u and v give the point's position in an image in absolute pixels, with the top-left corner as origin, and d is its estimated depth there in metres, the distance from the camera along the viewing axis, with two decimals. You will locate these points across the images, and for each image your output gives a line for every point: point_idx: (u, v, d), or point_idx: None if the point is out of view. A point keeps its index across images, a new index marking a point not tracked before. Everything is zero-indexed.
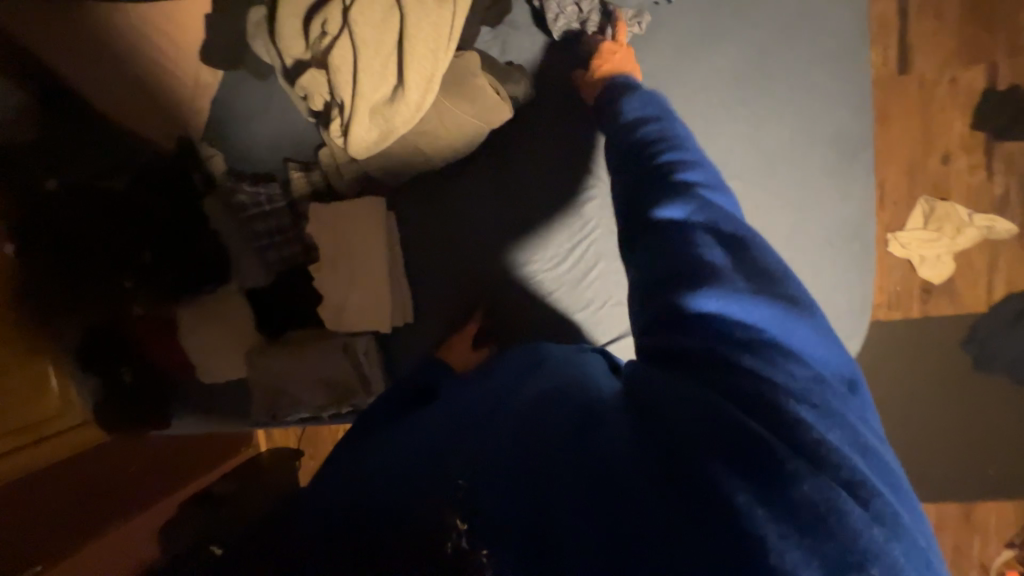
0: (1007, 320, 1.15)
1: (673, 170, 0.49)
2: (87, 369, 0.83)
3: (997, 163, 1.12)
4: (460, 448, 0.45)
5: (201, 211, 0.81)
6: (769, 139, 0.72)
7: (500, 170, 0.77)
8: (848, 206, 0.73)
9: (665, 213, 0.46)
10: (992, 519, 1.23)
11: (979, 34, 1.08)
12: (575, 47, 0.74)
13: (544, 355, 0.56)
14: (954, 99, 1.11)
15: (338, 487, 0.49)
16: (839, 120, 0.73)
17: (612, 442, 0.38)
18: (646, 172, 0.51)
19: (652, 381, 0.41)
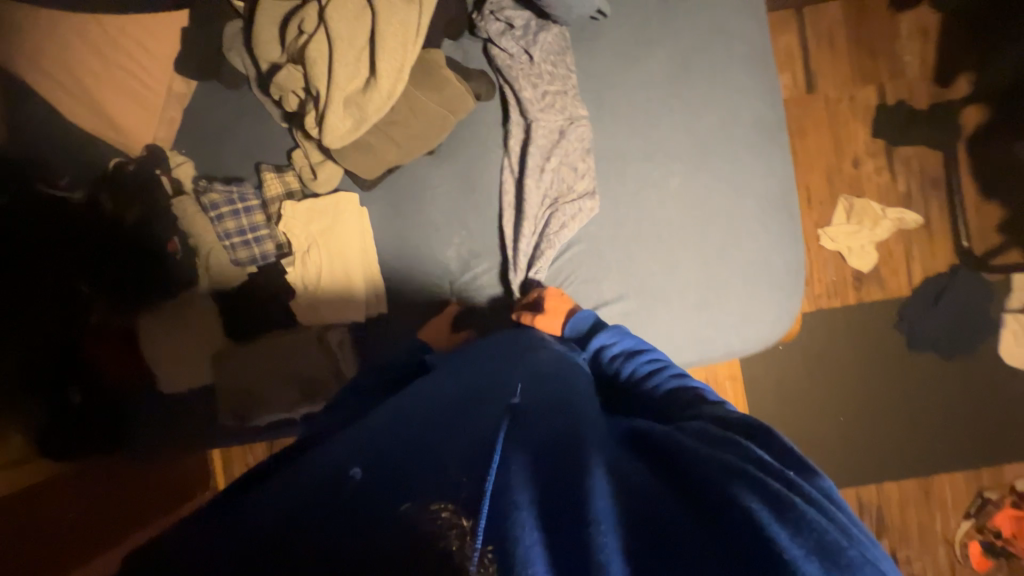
0: (929, 301, 1.27)
1: (665, 367, 0.60)
2: (33, 391, 0.78)
3: (898, 165, 1.29)
4: (455, 445, 0.41)
5: (169, 213, 0.79)
6: (699, 111, 0.73)
7: (448, 158, 0.78)
8: (776, 172, 0.73)
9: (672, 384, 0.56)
10: (948, 492, 1.29)
11: (865, 61, 1.29)
12: (519, 55, 0.76)
13: (547, 364, 0.58)
14: (855, 113, 1.30)
15: (298, 470, 0.44)
16: (765, 91, 0.73)
17: (638, 482, 0.38)
18: (645, 364, 0.61)
19: (679, 442, 0.42)
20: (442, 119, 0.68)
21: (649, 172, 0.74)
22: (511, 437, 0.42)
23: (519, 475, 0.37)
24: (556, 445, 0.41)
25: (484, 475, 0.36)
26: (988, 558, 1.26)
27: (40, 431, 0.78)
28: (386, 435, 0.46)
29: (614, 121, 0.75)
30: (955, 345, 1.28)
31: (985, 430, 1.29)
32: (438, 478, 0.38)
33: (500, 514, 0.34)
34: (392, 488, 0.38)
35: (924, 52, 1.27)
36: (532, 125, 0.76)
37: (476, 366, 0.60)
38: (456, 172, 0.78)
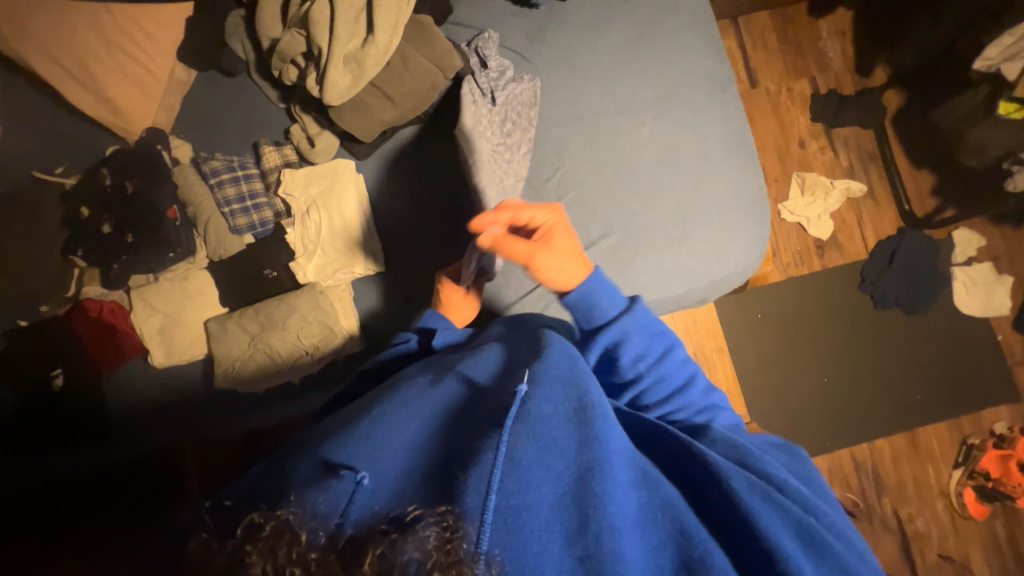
0: (885, 261, 1.38)
1: (670, 364, 0.64)
2: (26, 377, 0.80)
3: (837, 143, 1.44)
4: (471, 456, 0.44)
5: (167, 185, 0.82)
6: (657, 69, 0.83)
7: (437, 122, 0.84)
8: (730, 115, 0.83)
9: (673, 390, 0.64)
10: (934, 443, 1.34)
11: (795, 59, 1.47)
12: (489, 93, 0.80)
13: (545, 346, 0.58)
14: (794, 102, 1.46)
15: (307, 468, 0.45)
16: (713, 52, 0.85)
17: (668, 495, 0.45)
18: (656, 361, 0.63)
19: (701, 463, 0.48)
20: (431, 75, 0.75)
21: (622, 122, 0.82)
22: (524, 438, 0.44)
23: (540, 488, 0.41)
24: (577, 450, 0.45)
25: (506, 498, 0.39)
26: (983, 504, 1.29)
27: (33, 415, 0.79)
28: (401, 450, 0.47)
29: (586, 80, 0.83)
30: (916, 300, 1.37)
31: (956, 379, 1.36)
32: (444, 488, 0.41)
33: (512, 536, 0.38)
34: (398, 499, 0.41)
35: (843, 48, 1.47)
36: (510, 84, 0.82)
37: (476, 362, 0.60)
38: (446, 134, 0.83)
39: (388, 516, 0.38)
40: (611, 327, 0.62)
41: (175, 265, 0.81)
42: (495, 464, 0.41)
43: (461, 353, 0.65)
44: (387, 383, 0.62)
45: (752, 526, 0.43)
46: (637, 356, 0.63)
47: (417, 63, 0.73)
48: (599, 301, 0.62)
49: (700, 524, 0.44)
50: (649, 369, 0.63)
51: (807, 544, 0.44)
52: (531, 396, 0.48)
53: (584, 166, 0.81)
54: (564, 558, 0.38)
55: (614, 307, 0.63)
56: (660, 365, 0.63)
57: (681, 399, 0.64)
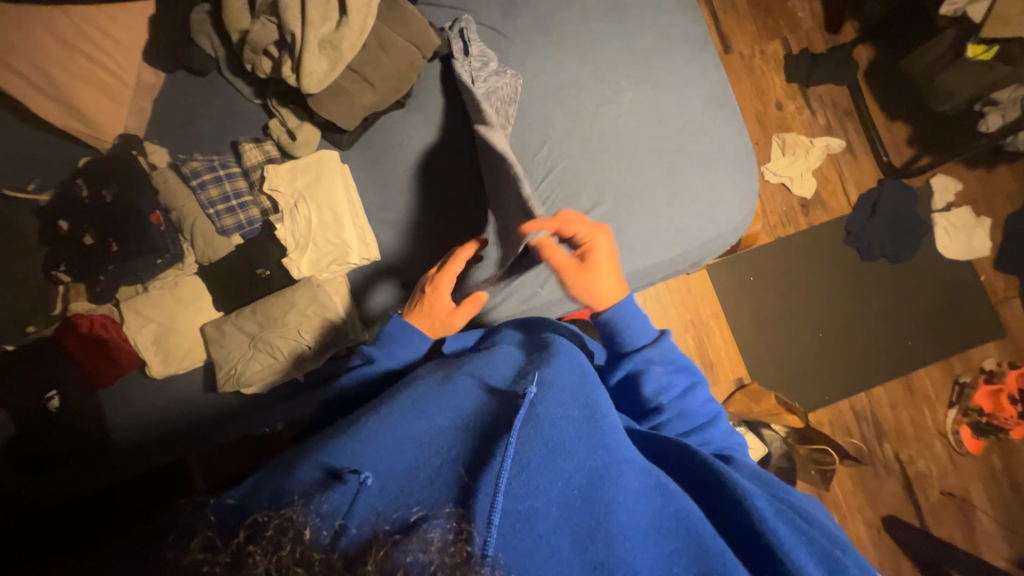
0: (868, 214, 1.41)
1: (692, 397, 0.64)
2: (20, 397, 0.78)
3: (814, 102, 1.46)
4: (481, 460, 0.44)
5: (148, 189, 0.80)
6: (634, 34, 0.83)
7: (419, 106, 0.83)
8: (709, 76, 0.83)
9: (695, 420, 0.63)
10: (928, 386, 1.38)
11: (766, 20, 1.48)
12: (467, 78, 0.80)
13: (555, 354, 0.60)
14: (769, 64, 1.47)
15: (309, 465, 0.44)
16: (687, 11, 0.85)
17: (685, 504, 0.46)
18: (678, 394, 0.64)
19: (710, 467, 0.50)
20: (409, 55, 0.74)
21: (605, 91, 0.82)
22: (534, 441, 0.45)
23: (547, 491, 0.42)
24: (587, 455, 0.46)
25: (514, 502, 0.40)
26: (979, 439, 1.33)
27: (33, 435, 0.78)
28: (408, 447, 0.46)
29: (565, 50, 0.83)
30: (900, 249, 1.40)
31: (944, 322, 1.40)
32: (450, 489, 0.41)
33: (519, 541, 0.39)
34: (404, 500, 0.40)
35: (812, 7, 1.48)
36: (488, 64, 0.82)
37: (485, 364, 0.61)
38: (429, 119, 0.83)
39: (393, 519, 0.38)
40: (640, 356, 0.64)
41: (164, 272, 0.79)
42: (504, 466, 0.42)
43: (475, 354, 0.65)
44: (391, 384, 0.61)
45: (758, 525, 0.45)
46: (664, 388, 0.63)
47: (393, 45, 0.73)
48: (629, 330, 0.67)
49: (715, 535, 0.44)
50: (670, 402, 0.63)
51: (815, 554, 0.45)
52: (540, 401, 0.50)
53: (571, 137, 0.81)
54: (574, 563, 0.39)
55: (641, 339, 0.66)
56: (686, 399, 0.64)
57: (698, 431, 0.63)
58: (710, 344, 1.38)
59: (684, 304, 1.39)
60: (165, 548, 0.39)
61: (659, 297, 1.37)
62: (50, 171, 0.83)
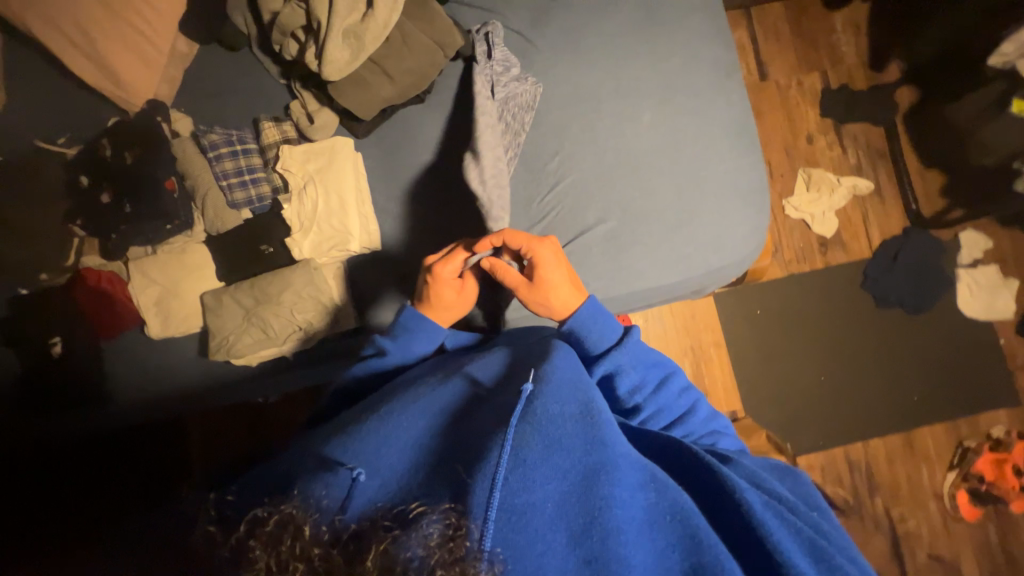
0: (889, 260, 1.37)
1: (665, 390, 0.66)
2: (29, 342, 0.81)
3: (847, 140, 1.42)
4: (478, 452, 0.44)
5: (166, 154, 0.81)
6: (660, 54, 0.82)
7: (437, 102, 0.84)
8: (732, 103, 0.81)
9: (669, 411, 0.66)
10: (930, 445, 1.33)
11: (808, 51, 1.45)
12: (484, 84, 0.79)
13: (553, 352, 0.60)
14: (804, 97, 1.44)
15: (306, 463, 0.46)
16: (719, 36, 0.83)
17: (684, 502, 0.45)
18: (653, 390, 0.65)
19: (709, 475, 0.50)
20: (430, 50, 0.74)
21: (624, 109, 0.81)
22: (530, 436, 0.45)
23: (545, 486, 0.42)
24: (583, 451, 0.45)
25: (511, 498, 0.40)
26: (976, 507, 1.28)
27: (36, 380, 0.81)
28: (404, 446, 0.48)
29: (589, 64, 0.82)
30: (918, 300, 1.36)
31: (955, 381, 1.35)
32: (447, 485, 0.42)
33: (517, 536, 0.39)
34: (399, 495, 0.41)
35: (857, 42, 1.44)
36: (509, 70, 0.81)
37: (482, 364, 0.62)
38: (446, 117, 0.84)
39: (390, 513, 0.38)
40: (605, 361, 0.65)
41: (172, 237, 0.81)
42: (500, 461, 0.42)
43: (473, 355, 0.67)
44: (391, 382, 0.64)
45: (757, 528, 0.44)
46: (633, 389, 0.65)
47: (417, 41, 0.73)
48: (594, 333, 0.67)
49: (709, 527, 0.44)
50: (644, 400, 0.65)
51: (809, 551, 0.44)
52: (537, 396, 0.49)
53: (584, 152, 0.81)
54: (569, 558, 0.40)
55: (605, 339, 0.67)
56: (660, 397, 0.65)
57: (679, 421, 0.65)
58: (707, 373, 1.36)
59: (686, 329, 1.37)
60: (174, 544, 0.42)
61: (661, 319, 1.36)
62: (81, 128, 0.86)
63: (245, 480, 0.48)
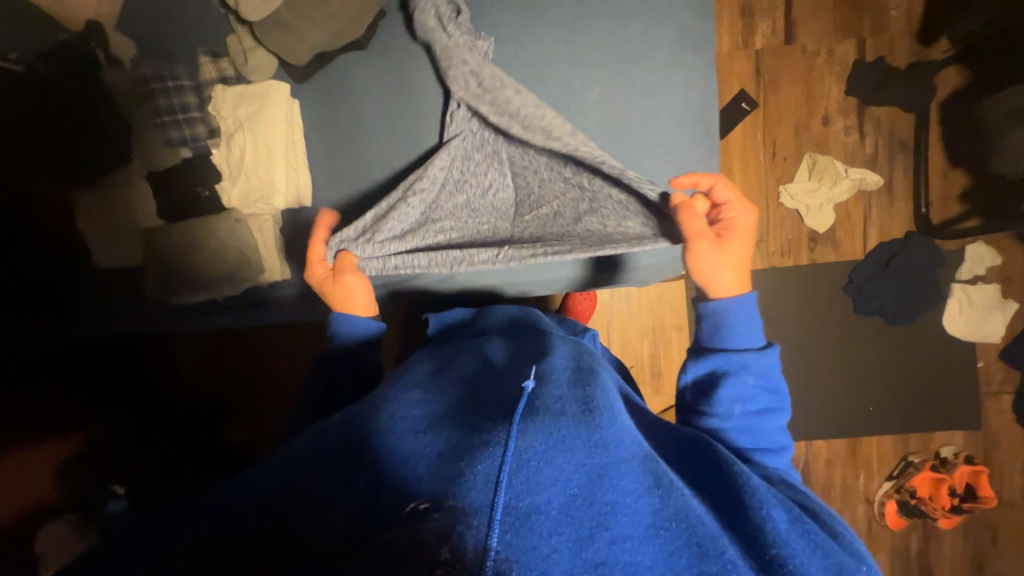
0: (879, 266, 1.27)
1: (769, 418, 0.61)
2: None
3: (868, 125, 1.26)
4: (479, 444, 0.43)
5: (104, 83, 0.80)
6: (624, 20, 0.74)
7: (377, 52, 0.79)
8: (692, 87, 0.75)
9: (767, 438, 0.61)
10: (874, 455, 1.32)
11: (848, 13, 1.25)
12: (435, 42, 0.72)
13: (551, 346, 0.65)
14: (831, 68, 1.26)
15: (289, 466, 0.46)
16: (696, 4, 0.74)
17: (688, 507, 0.43)
18: (760, 406, 0.61)
19: (713, 474, 0.51)
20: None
21: (574, 80, 0.75)
22: (535, 435, 0.43)
23: (549, 489, 0.39)
24: (587, 453, 0.43)
25: (513, 500, 0.38)
26: (901, 517, 1.30)
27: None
28: (405, 433, 0.47)
29: (545, 23, 0.75)
30: (901, 312, 1.28)
31: (918, 397, 1.31)
32: (441, 481, 0.40)
33: (522, 541, 0.36)
34: (396, 485, 0.41)
35: (909, 7, 1.23)
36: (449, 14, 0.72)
37: (493, 352, 0.66)
38: (386, 70, 0.79)
39: (392, 515, 0.38)
40: (735, 356, 0.62)
41: (110, 171, 0.82)
42: (504, 463, 0.40)
43: (480, 345, 0.70)
44: (392, 372, 0.67)
45: (761, 529, 0.44)
46: (747, 400, 0.60)
47: None
48: (739, 332, 0.64)
49: (714, 528, 0.43)
50: (750, 414, 0.60)
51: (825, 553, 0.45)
52: (538, 392, 0.50)
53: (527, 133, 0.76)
54: (574, 563, 0.36)
55: (743, 340, 0.63)
56: (767, 421, 0.61)
57: (773, 452, 0.60)
58: (664, 355, 1.36)
59: (651, 310, 1.35)
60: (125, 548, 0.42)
61: (627, 297, 1.35)
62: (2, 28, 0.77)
63: (260, 472, 0.48)
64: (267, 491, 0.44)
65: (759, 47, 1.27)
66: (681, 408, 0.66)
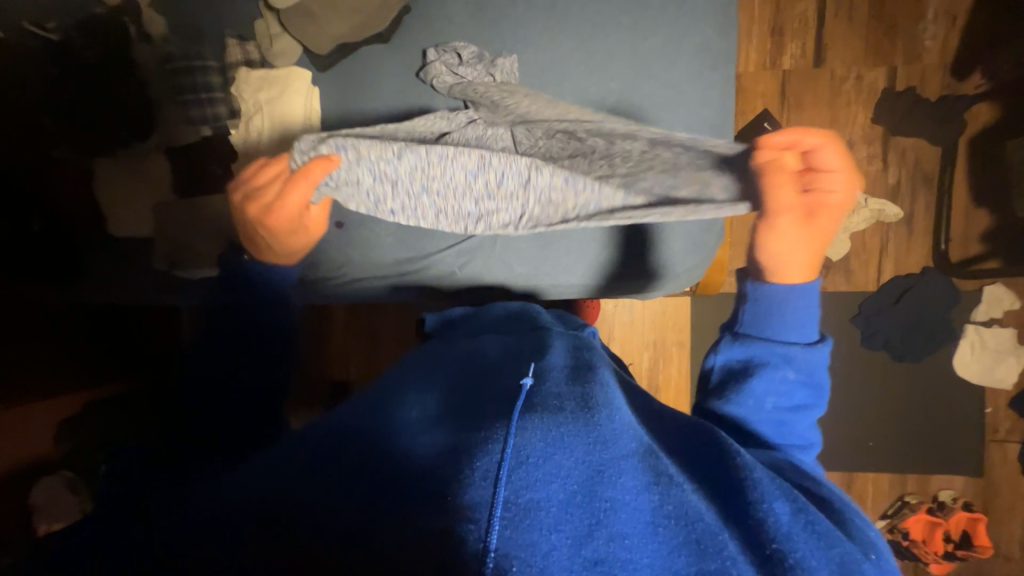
0: (892, 299, 1.24)
1: (798, 412, 0.59)
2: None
3: (892, 155, 1.23)
4: (477, 436, 0.42)
5: (130, 56, 0.82)
6: (646, 33, 0.73)
7: (399, 45, 0.79)
8: (709, 104, 0.74)
9: (793, 430, 0.59)
10: (869, 491, 1.30)
11: (881, 39, 1.22)
12: (448, 56, 0.75)
13: (551, 339, 0.65)
14: (859, 95, 1.24)
15: (282, 455, 0.45)
16: (720, 22, 0.74)
17: (683, 500, 0.42)
18: (791, 400, 0.59)
19: (708, 471, 0.49)
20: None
21: (592, 89, 0.75)
22: (534, 430, 0.42)
23: (548, 485, 0.38)
24: (586, 449, 0.42)
25: (511, 494, 0.37)
26: (891, 556, 1.28)
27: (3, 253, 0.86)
28: (398, 432, 0.45)
29: (568, 29, 0.75)
30: (910, 348, 1.25)
31: (920, 437, 1.28)
32: (438, 473, 0.39)
33: (523, 536, 0.35)
34: (388, 485, 0.39)
35: (946, 38, 1.20)
36: (475, 27, 0.77)
37: (489, 347, 0.65)
38: (406, 64, 0.79)
39: (389, 509, 0.37)
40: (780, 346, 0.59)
41: (131, 143, 0.84)
42: (503, 458, 0.39)
43: (484, 338, 0.70)
44: (401, 368, 0.67)
45: (767, 530, 0.42)
46: (782, 391, 0.59)
47: None
48: (790, 322, 0.60)
49: (713, 521, 0.41)
50: (782, 404, 0.59)
51: (824, 531, 0.43)
52: (535, 386, 0.50)
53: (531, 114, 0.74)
54: (573, 559, 0.35)
55: (790, 332, 0.60)
56: (801, 414, 0.59)
57: (801, 445, 0.59)
58: (664, 368, 1.35)
59: (654, 322, 1.34)
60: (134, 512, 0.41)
61: (631, 309, 1.33)
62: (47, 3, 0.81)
63: (237, 473, 0.45)
64: (242, 494, 0.41)
65: (787, 68, 1.25)
66: (702, 392, 0.64)
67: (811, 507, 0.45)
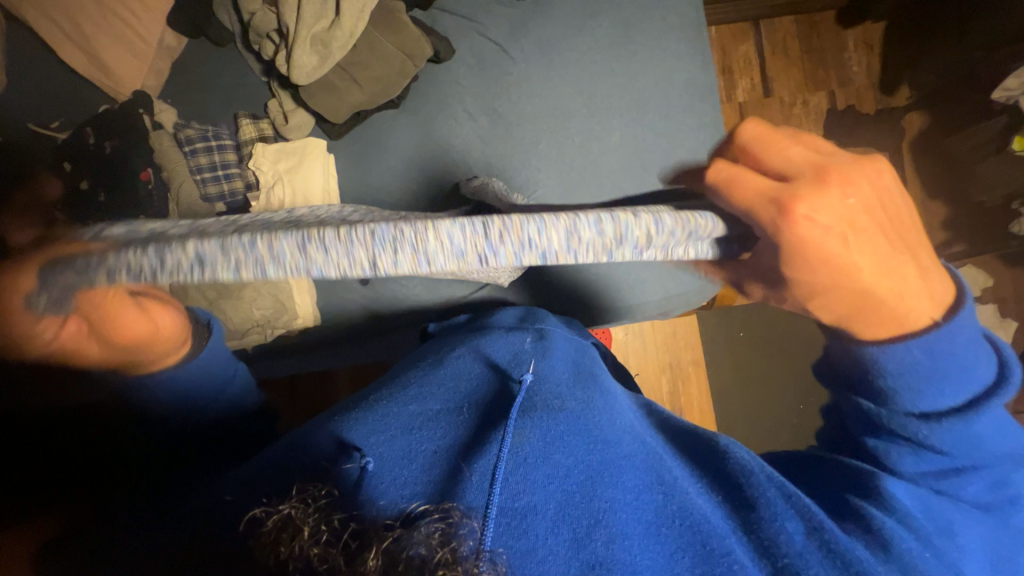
0: None
1: (964, 473, 0.48)
2: None
3: None
4: (489, 446, 0.46)
5: (149, 146, 0.84)
6: (636, 77, 0.82)
7: (410, 108, 0.85)
8: (702, 130, 0.82)
9: (960, 489, 0.49)
10: None
11: (816, 69, 1.40)
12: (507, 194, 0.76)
13: (548, 340, 0.67)
14: (807, 116, 1.39)
15: (286, 457, 0.46)
16: (699, 62, 0.83)
17: (685, 500, 0.45)
18: (951, 460, 0.48)
19: (711, 462, 0.51)
20: (399, 62, 0.78)
21: (596, 129, 0.82)
22: (531, 432, 0.47)
23: (546, 486, 0.43)
24: (586, 451, 0.47)
25: (512, 500, 0.41)
26: None
27: None
28: (401, 433, 0.49)
29: (566, 80, 0.83)
30: None
31: None
32: (443, 482, 0.42)
33: (522, 539, 0.38)
34: (396, 492, 0.41)
35: (869, 63, 1.38)
36: (481, 87, 0.84)
37: (493, 345, 0.65)
38: (417, 124, 0.84)
39: (395, 510, 0.38)
40: (904, 418, 0.48)
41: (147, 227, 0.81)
42: (502, 458, 0.44)
43: (473, 335, 0.69)
44: (397, 368, 0.66)
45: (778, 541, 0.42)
46: (919, 459, 0.49)
47: (386, 51, 0.77)
48: (924, 391, 0.46)
49: (715, 522, 0.44)
50: (919, 468, 0.49)
51: (882, 552, 0.43)
52: (534, 388, 0.54)
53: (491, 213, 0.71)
54: (571, 561, 0.38)
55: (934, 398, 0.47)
56: (954, 480, 0.48)
57: (962, 504, 0.48)
58: (684, 391, 1.34)
59: (666, 345, 1.35)
60: (161, 540, 0.41)
61: (642, 335, 1.35)
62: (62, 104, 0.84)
63: (234, 475, 0.46)
64: (242, 494, 0.43)
65: (741, 100, 1.41)
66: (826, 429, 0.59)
67: (828, 524, 0.43)
